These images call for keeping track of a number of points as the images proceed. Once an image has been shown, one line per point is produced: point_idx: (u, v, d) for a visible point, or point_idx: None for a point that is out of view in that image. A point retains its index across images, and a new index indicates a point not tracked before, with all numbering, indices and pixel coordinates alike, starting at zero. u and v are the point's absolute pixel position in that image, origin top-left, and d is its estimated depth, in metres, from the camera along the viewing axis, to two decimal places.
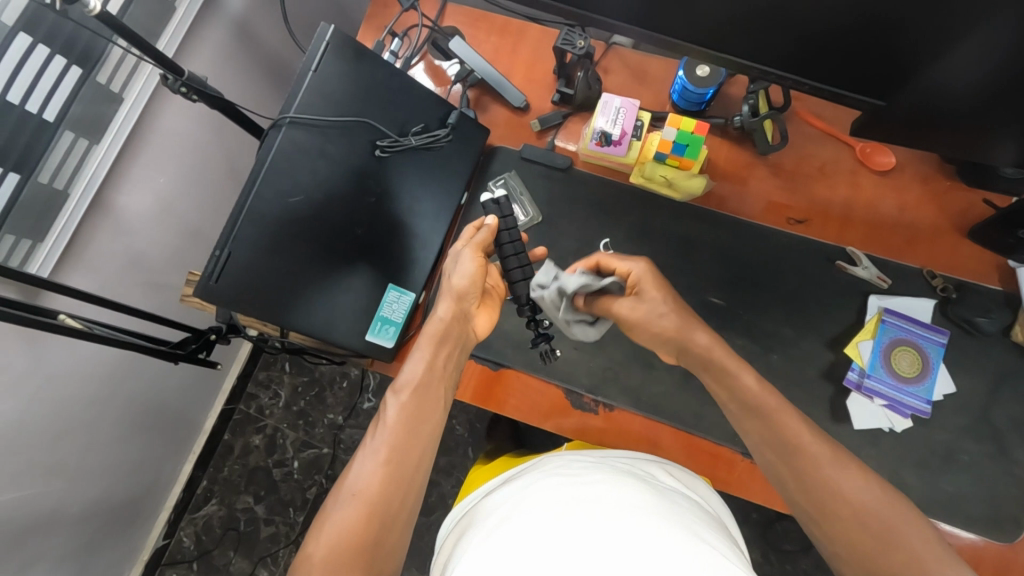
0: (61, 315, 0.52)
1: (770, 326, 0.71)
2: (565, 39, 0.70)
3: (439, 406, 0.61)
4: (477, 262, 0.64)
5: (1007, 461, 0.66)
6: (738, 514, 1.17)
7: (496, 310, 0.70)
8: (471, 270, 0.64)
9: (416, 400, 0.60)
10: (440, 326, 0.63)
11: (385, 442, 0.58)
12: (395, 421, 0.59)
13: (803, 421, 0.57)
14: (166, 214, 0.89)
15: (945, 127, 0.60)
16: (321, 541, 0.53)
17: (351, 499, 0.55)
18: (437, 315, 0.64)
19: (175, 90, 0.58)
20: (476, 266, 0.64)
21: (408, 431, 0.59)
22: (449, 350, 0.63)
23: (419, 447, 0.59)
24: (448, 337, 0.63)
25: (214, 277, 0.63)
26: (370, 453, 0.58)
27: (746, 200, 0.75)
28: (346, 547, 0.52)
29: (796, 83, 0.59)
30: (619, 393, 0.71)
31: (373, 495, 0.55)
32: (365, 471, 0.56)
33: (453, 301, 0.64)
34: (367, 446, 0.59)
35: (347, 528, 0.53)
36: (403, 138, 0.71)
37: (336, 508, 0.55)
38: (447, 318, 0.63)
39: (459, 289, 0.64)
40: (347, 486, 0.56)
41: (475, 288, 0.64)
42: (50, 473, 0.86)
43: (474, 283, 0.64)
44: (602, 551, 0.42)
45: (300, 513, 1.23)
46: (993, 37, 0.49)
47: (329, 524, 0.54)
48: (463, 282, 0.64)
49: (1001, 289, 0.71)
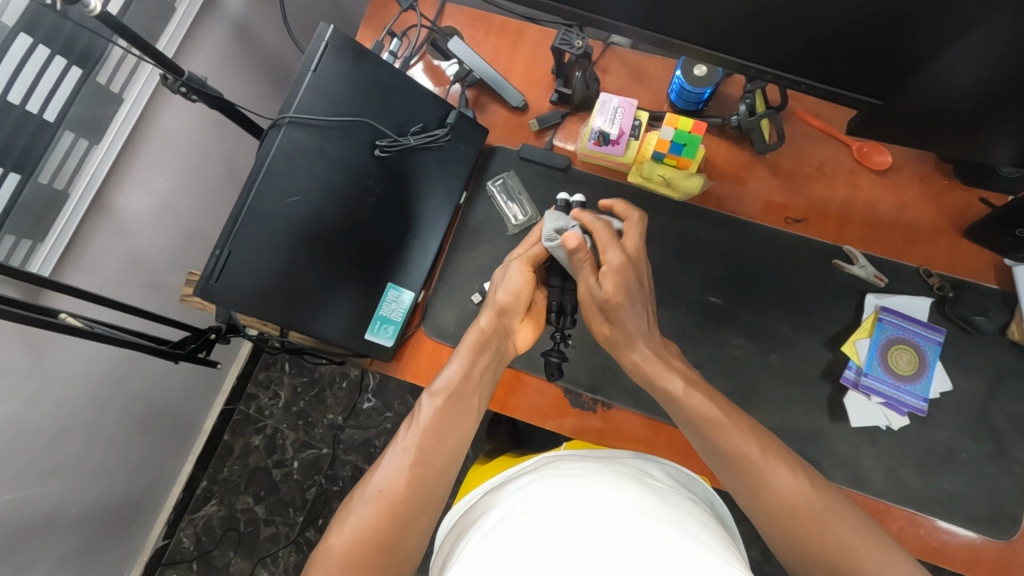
0: (62, 314, 0.52)
1: (768, 325, 0.72)
2: (562, 39, 0.71)
3: (471, 414, 0.62)
4: (525, 276, 0.65)
5: (1004, 459, 0.66)
6: (737, 514, 1.17)
7: (541, 323, 0.70)
8: (518, 284, 0.65)
9: (450, 407, 0.61)
10: (480, 336, 0.64)
11: (415, 443, 0.59)
12: (427, 424, 0.60)
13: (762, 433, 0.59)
14: (166, 214, 0.89)
15: (940, 126, 0.60)
16: (344, 535, 0.54)
17: (375, 496, 0.56)
18: (477, 325, 0.65)
19: (174, 90, 0.58)
20: (524, 279, 0.65)
21: (439, 435, 0.60)
22: (486, 360, 0.64)
23: (448, 452, 0.60)
24: (486, 346, 0.64)
25: (214, 276, 0.63)
26: (399, 452, 0.59)
27: (745, 200, 0.76)
28: (367, 542, 0.53)
29: (793, 82, 0.59)
30: (618, 392, 0.71)
31: (398, 494, 0.56)
32: (393, 469, 0.57)
33: (496, 314, 0.65)
34: (398, 445, 0.60)
35: (370, 524, 0.54)
36: (402, 138, 0.72)
37: (360, 503, 0.56)
38: (488, 329, 0.64)
39: (502, 303, 0.64)
40: (373, 483, 0.57)
41: (519, 303, 0.65)
42: (49, 474, 0.86)
43: (518, 298, 0.65)
44: (600, 550, 0.42)
45: (300, 514, 1.23)
46: (988, 37, 0.49)
47: (352, 518, 0.55)
48: (507, 296, 0.65)
49: (998, 288, 0.71)
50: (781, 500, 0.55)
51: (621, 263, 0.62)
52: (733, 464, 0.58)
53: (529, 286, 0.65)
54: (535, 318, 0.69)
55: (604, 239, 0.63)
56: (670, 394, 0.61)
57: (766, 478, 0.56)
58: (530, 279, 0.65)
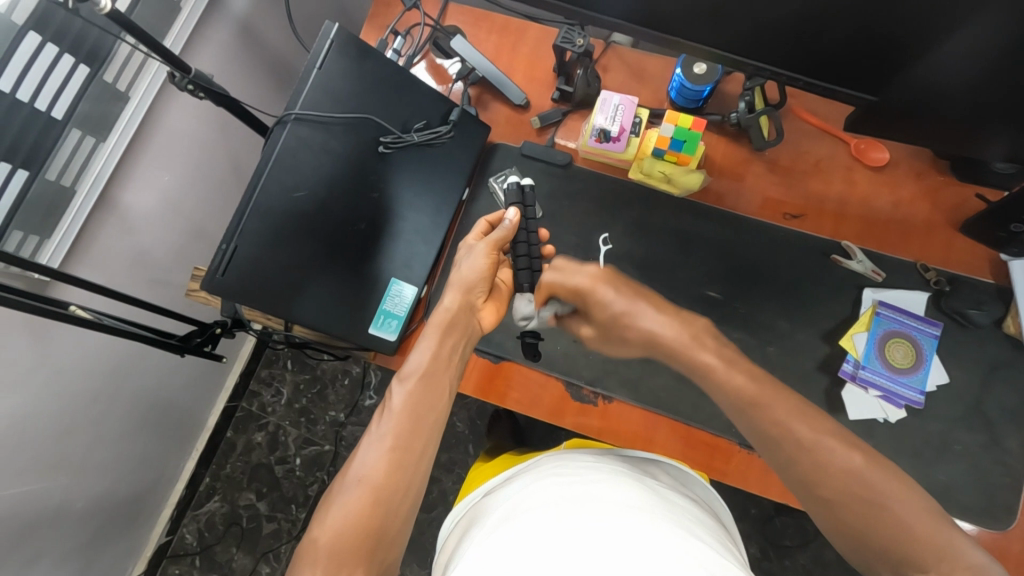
0: (71, 306, 0.53)
1: (766, 319, 0.72)
2: (564, 37, 0.71)
3: (444, 395, 0.62)
4: (489, 257, 0.68)
5: (1000, 451, 0.67)
6: (737, 510, 1.17)
7: (502, 306, 0.72)
8: (482, 264, 0.68)
9: (423, 389, 0.61)
10: (447, 316, 0.65)
11: (391, 428, 0.59)
12: (400, 409, 0.60)
13: (791, 404, 0.56)
14: (170, 212, 0.90)
15: (935, 121, 0.61)
16: (327, 526, 0.54)
17: (357, 485, 0.55)
18: (443, 305, 0.66)
19: (182, 87, 0.59)
20: (487, 261, 0.68)
21: (414, 419, 0.59)
22: (455, 340, 0.65)
23: (424, 434, 0.60)
24: (454, 327, 0.65)
25: (220, 270, 0.64)
26: (376, 439, 0.58)
27: (743, 196, 0.76)
28: (351, 530, 0.53)
29: (791, 79, 0.60)
30: (618, 385, 0.72)
31: (380, 479, 0.56)
32: (371, 458, 0.57)
33: (460, 292, 0.66)
34: (373, 433, 0.59)
35: (354, 512, 0.54)
36: (406, 134, 0.73)
37: (342, 493, 0.55)
38: (455, 307, 0.65)
39: (466, 281, 0.67)
40: (353, 472, 0.56)
41: (483, 280, 0.68)
42: (55, 468, 0.87)
43: (482, 276, 0.68)
44: (599, 546, 0.43)
45: (302, 510, 1.24)
46: (982, 34, 0.50)
47: (336, 508, 0.54)
48: (471, 275, 0.67)
49: (993, 282, 0.72)
50: (892, 530, 0.50)
51: (588, 286, 0.64)
52: (806, 475, 0.54)
53: (490, 263, 0.68)
54: (497, 299, 0.72)
55: (566, 274, 0.66)
56: (715, 377, 0.58)
57: (831, 467, 0.53)
58: (493, 259, 0.68)
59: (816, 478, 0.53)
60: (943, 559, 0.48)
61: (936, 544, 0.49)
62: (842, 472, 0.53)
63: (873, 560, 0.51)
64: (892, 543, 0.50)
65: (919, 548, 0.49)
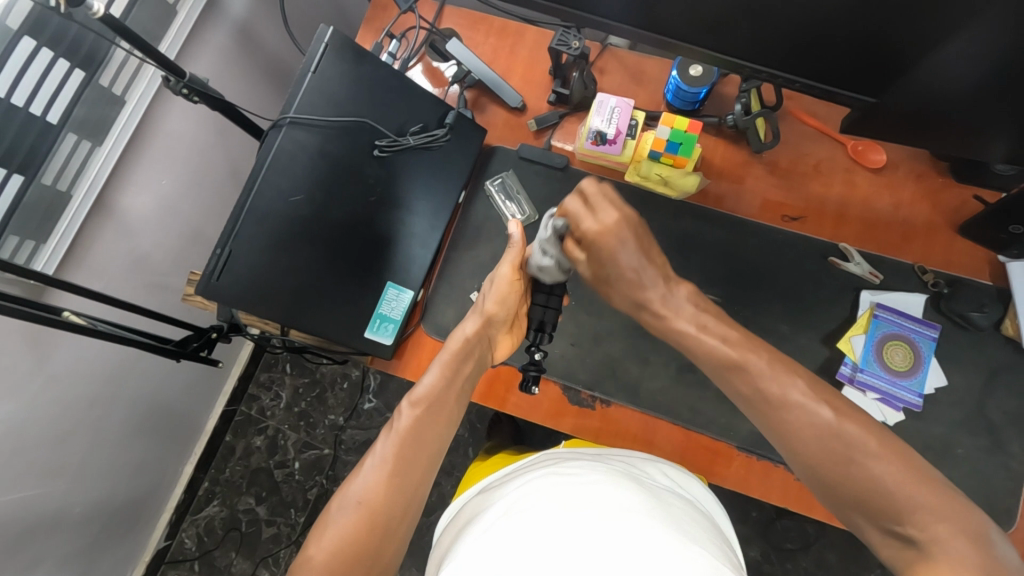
0: (65, 313, 0.52)
1: (765, 322, 0.72)
2: (560, 40, 0.72)
3: (450, 419, 0.63)
4: (511, 283, 0.65)
5: (1001, 454, 0.67)
6: (738, 513, 1.17)
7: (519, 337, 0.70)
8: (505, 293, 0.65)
9: (430, 414, 0.61)
10: (463, 344, 0.64)
11: (394, 451, 0.59)
12: (403, 433, 0.60)
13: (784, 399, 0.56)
14: (168, 214, 0.89)
15: (935, 123, 0.61)
16: (323, 545, 0.54)
17: (355, 505, 0.55)
18: (463, 331, 0.65)
19: (176, 92, 0.58)
20: (512, 288, 0.65)
21: (419, 444, 0.60)
22: (469, 368, 0.65)
23: (426, 459, 0.60)
24: (470, 354, 0.65)
25: (215, 275, 0.65)
26: (378, 461, 0.58)
27: (741, 199, 0.76)
28: (347, 550, 0.53)
29: (788, 82, 0.60)
30: (617, 390, 0.71)
31: (378, 501, 0.56)
32: (371, 479, 0.57)
33: (482, 321, 0.65)
34: (374, 455, 0.59)
35: (350, 533, 0.54)
36: (402, 138, 0.72)
37: (340, 512, 0.55)
38: (472, 334, 0.65)
39: (490, 313, 0.65)
40: (352, 492, 0.56)
41: (506, 311, 0.66)
42: (54, 472, 0.87)
43: (506, 307, 0.66)
44: (604, 550, 0.42)
45: (301, 514, 1.24)
46: (978, 39, 0.50)
47: (331, 528, 0.54)
48: (495, 307, 0.65)
49: (993, 283, 0.72)
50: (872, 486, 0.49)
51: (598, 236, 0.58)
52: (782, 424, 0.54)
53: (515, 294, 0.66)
54: (516, 332, 0.70)
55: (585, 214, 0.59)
56: None
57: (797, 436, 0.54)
58: (517, 287, 0.66)
59: (792, 440, 0.54)
60: (917, 514, 0.47)
61: (912, 503, 0.47)
62: (821, 432, 0.52)
63: (856, 516, 0.51)
64: (875, 504, 0.49)
65: (897, 506, 0.48)
